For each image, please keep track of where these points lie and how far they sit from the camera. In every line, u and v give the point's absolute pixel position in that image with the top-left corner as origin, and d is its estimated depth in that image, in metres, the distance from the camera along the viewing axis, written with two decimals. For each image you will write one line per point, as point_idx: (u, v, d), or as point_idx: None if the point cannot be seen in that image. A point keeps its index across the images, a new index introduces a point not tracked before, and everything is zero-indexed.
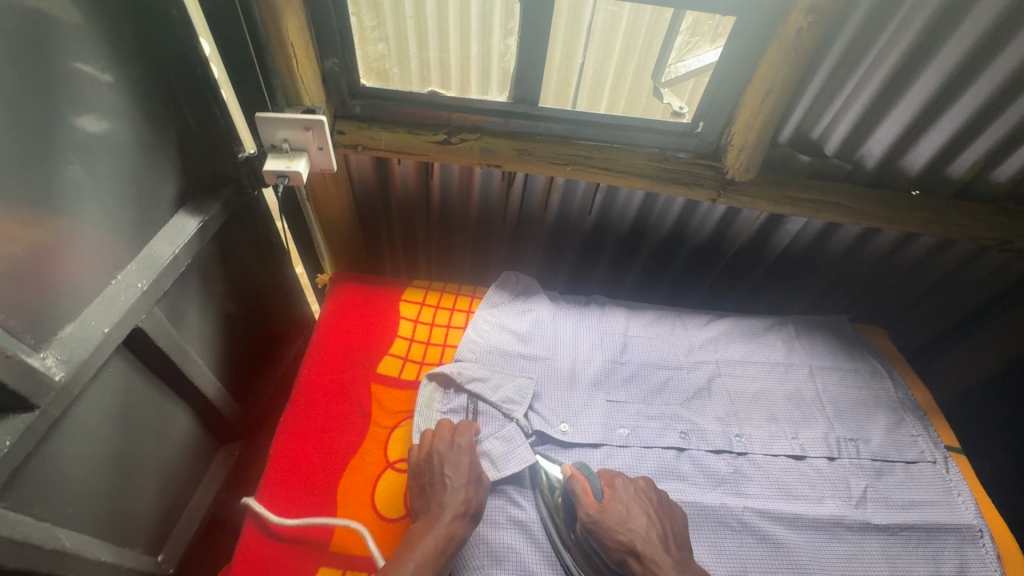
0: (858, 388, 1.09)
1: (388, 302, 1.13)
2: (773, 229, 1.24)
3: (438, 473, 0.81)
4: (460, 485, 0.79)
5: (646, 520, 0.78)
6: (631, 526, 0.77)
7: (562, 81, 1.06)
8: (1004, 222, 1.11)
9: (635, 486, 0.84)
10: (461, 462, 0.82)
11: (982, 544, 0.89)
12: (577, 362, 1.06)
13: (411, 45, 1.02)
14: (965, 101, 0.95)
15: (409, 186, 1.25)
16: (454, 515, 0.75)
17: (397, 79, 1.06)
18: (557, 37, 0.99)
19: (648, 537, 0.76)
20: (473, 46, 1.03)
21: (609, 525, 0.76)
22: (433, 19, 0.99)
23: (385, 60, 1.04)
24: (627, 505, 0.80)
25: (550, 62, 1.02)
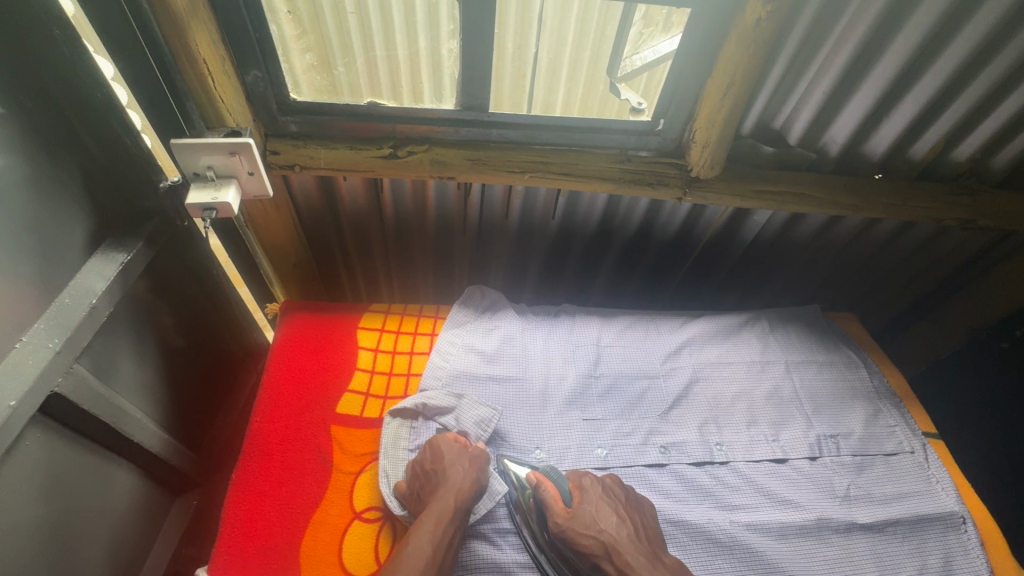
0: (835, 380, 1.08)
1: (345, 331, 1.05)
2: (740, 221, 1.21)
3: (425, 463, 0.81)
4: (444, 460, 0.80)
5: (617, 518, 0.75)
6: (602, 526, 0.73)
7: (518, 72, 0.96)
8: (966, 201, 1.11)
9: (601, 484, 0.81)
10: (438, 449, 0.82)
11: (965, 531, 0.88)
12: (549, 380, 1.00)
13: (355, 44, 0.90)
14: (927, 83, 0.93)
15: (359, 203, 1.16)
16: (446, 489, 0.75)
17: (346, 88, 0.96)
18: (504, 26, 0.89)
19: (620, 538, 0.73)
20: (417, 40, 0.90)
21: (577, 531, 0.73)
22: (377, 14, 0.86)
23: (329, 59, 0.92)
24: (596, 505, 0.76)
25: (500, 58, 0.93)
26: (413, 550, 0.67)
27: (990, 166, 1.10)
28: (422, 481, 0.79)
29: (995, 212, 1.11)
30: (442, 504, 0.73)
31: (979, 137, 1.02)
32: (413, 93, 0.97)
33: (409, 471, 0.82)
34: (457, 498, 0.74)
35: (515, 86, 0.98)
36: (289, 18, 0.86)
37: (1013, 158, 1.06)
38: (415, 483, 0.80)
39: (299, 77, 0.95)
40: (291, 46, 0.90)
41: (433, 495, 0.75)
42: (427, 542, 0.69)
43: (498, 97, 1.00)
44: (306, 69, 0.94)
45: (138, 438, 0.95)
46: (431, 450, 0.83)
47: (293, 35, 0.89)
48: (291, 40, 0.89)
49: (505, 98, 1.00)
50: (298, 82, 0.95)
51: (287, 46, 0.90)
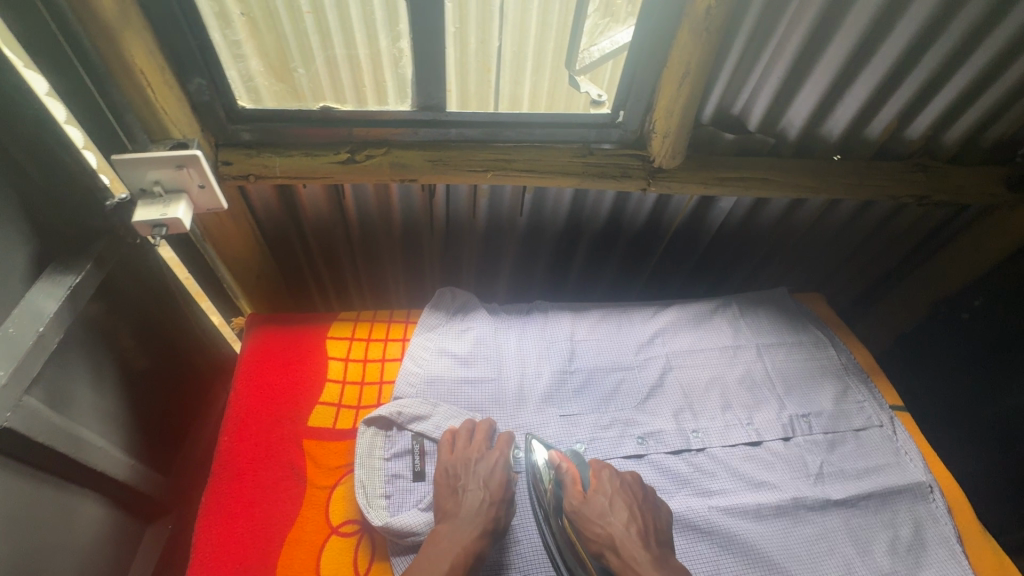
0: (805, 360, 1.10)
1: (314, 341, 1.02)
2: (706, 208, 1.21)
3: (476, 447, 0.84)
4: (495, 451, 0.84)
5: (628, 514, 0.76)
6: (610, 520, 0.76)
7: (482, 66, 0.95)
8: (920, 177, 1.13)
9: (620, 479, 0.82)
10: (493, 476, 0.81)
11: (933, 498, 0.91)
12: (525, 378, 1.00)
13: (314, 44, 0.87)
14: (877, 63, 0.94)
15: (321, 210, 1.14)
16: (494, 481, 0.80)
17: (307, 91, 0.93)
18: (463, 21, 0.87)
19: (628, 534, 0.74)
20: (375, 39, 0.87)
21: (587, 518, 0.77)
22: (333, 11, 0.83)
23: (287, 60, 0.88)
24: (609, 499, 0.78)
25: (454, 60, 0.93)
26: (448, 543, 0.72)
27: (942, 142, 1.13)
28: (464, 467, 0.82)
29: (949, 187, 1.14)
30: (485, 499, 0.77)
31: (930, 114, 1.05)
32: (376, 93, 0.95)
33: (447, 438, 0.86)
34: (490, 495, 0.78)
35: (482, 82, 0.98)
36: (243, 20, 0.83)
37: (963, 134, 1.10)
38: (459, 461, 0.83)
39: (258, 85, 0.92)
40: (247, 50, 0.86)
41: (480, 486, 0.79)
42: (465, 534, 0.73)
43: (461, 92, 0.99)
44: (264, 76, 0.91)
45: (99, 467, 0.91)
46: (484, 438, 0.86)
47: (246, 38, 0.85)
48: (245, 44, 0.86)
49: (471, 95, 1.00)
50: (256, 89, 0.92)
51: (241, 49, 0.86)
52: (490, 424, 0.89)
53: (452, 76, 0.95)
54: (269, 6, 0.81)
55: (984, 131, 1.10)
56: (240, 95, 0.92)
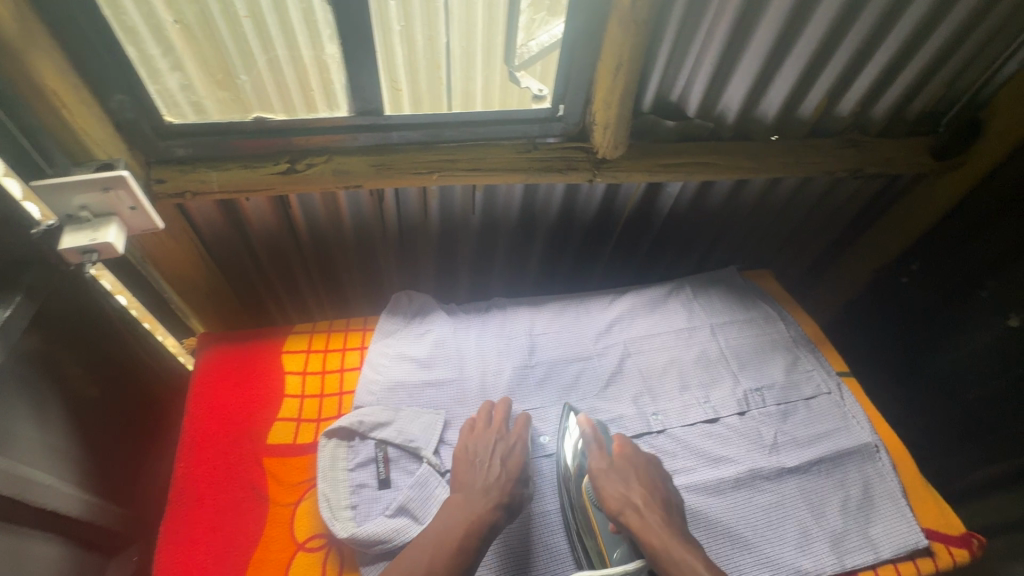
0: (757, 336, 1.13)
1: (269, 356, 1.00)
2: (655, 194, 1.24)
3: (494, 429, 0.90)
4: (512, 435, 0.90)
5: (650, 483, 0.84)
6: (632, 487, 0.83)
7: (432, 64, 0.90)
8: (852, 152, 1.18)
9: (644, 456, 0.89)
10: (513, 454, 0.87)
11: (879, 457, 0.96)
12: (486, 376, 1.01)
13: (255, 50, 0.81)
14: (803, 44, 0.98)
15: (268, 221, 1.11)
16: (510, 460, 0.86)
17: (253, 97, 0.88)
18: (408, 17, 0.83)
19: (648, 499, 0.82)
20: (314, 43, 0.83)
21: (607, 481, 0.84)
22: (273, 17, 0.78)
23: (228, 67, 0.83)
24: (632, 467, 0.86)
25: (391, 60, 0.88)
26: (463, 510, 0.78)
27: (871, 118, 1.18)
28: (481, 447, 0.87)
29: (880, 160, 1.20)
30: (500, 474, 0.83)
31: (858, 91, 1.10)
32: (325, 96, 0.91)
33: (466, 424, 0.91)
34: (507, 471, 0.84)
35: (432, 80, 0.92)
36: (177, 28, 0.77)
37: (889, 108, 1.15)
38: (478, 443, 0.88)
39: (200, 95, 0.87)
40: (184, 60, 0.81)
41: (498, 462, 0.85)
42: (480, 504, 0.78)
43: (414, 94, 0.94)
44: (205, 83, 0.85)
45: (50, 504, 0.87)
46: (502, 421, 0.91)
47: (184, 47, 0.80)
48: (183, 53, 0.80)
49: (423, 94, 0.95)
50: (199, 99, 0.88)
51: (179, 59, 0.81)
52: (506, 407, 0.94)
53: (400, 75, 0.91)
54: (202, 11, 0.76)
55: (908, 104, 1.16)
56: (184, 110, 0.89)
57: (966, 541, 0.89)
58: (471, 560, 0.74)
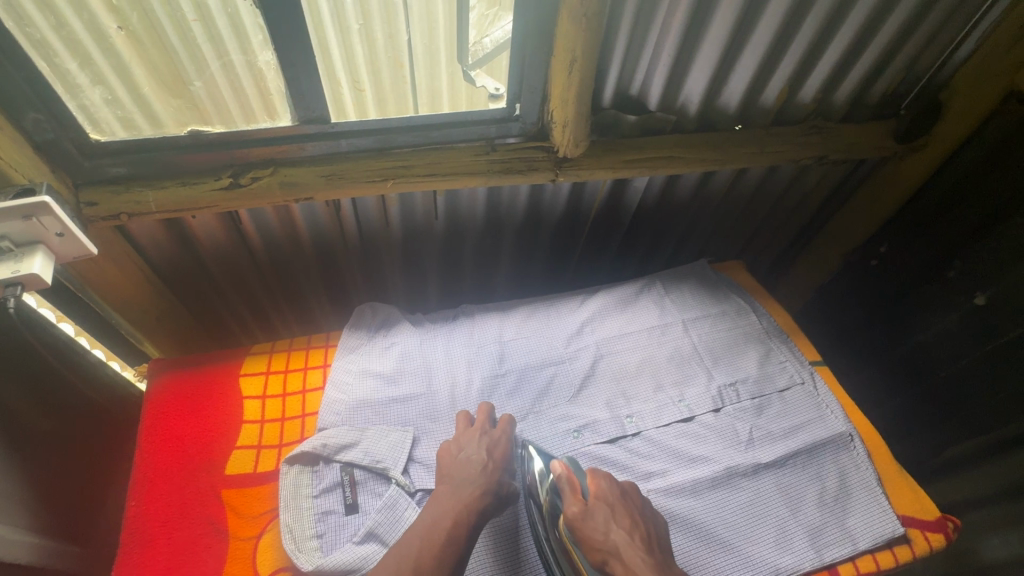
0: (729, 329, 1.12)
1: (226, 381, 0.95)
2: (622, 189, 1.21)
3: (478, 425, 0.89)
4: (497, 430, 0.89)
5: (630, 521, 0.78)
6: (613, 529, 0.77)
7: (394, 62, 0.89)
8: (816, 139, 1.17)
9: (621, 489, 0.83)
10: (496, 447, 0.87)
11: (854, 447, 0.96)
12: (455, 388, 0.97)
13: (208, 54, 0.78)
14: (760, 32, 0.96)
15: (219, 238, 1.06)
16: (496, 451, 0.85)
17: (209, 105, 0.85)
18: (368, 18, 0.82)
19: (630, 541, 0.76)
20: (261, 44, 0.79)
21: (587, 528, 0.78)
22: (223, 18, 0.75)
23: (181, 75, 0.80)
24: (610, 507, 0.79)
25: (351, 61, 0.87)
26: (451, 499, 0.78)
27: (833, 103, 1.17)
28: (462, 443, 0.86)
29: (843, 146, 1.19)
30: (487, 464, 0.83)
31: (818, 77, 1.09)
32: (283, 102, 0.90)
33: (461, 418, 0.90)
34: (492, 461, 0.84)
35: (397, 78, 0.91)
36: (122, 36, 0.74)
37: (850, 93, 1.15)
38: (463, 438, 0.87)
39: (153, 106, 0.82)
40: (134, 70, 0.77)
41: (483, 454, 0.84)
42: (467, 491, 0.79)
43: (377, 89, 0.92)
44: (158, 94, 0.81)
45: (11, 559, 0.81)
46: (486, 418, 0.90)
47: (132, 56, 0.76)
48: (132, 62, 0.76)
49: (387, 91, 0.93)
50: (153, 110, 0.83)
51: (127, 69, 0.77)
52: (490, 408, 0.92)
53: (363, 75, 0.89)
54: (148, 15, 0.73)
55: (869, 89, 1.16)
56: (139, 123, 0.84)
57: (941, 525, 0.89)
58: (461, 550, 0.73)
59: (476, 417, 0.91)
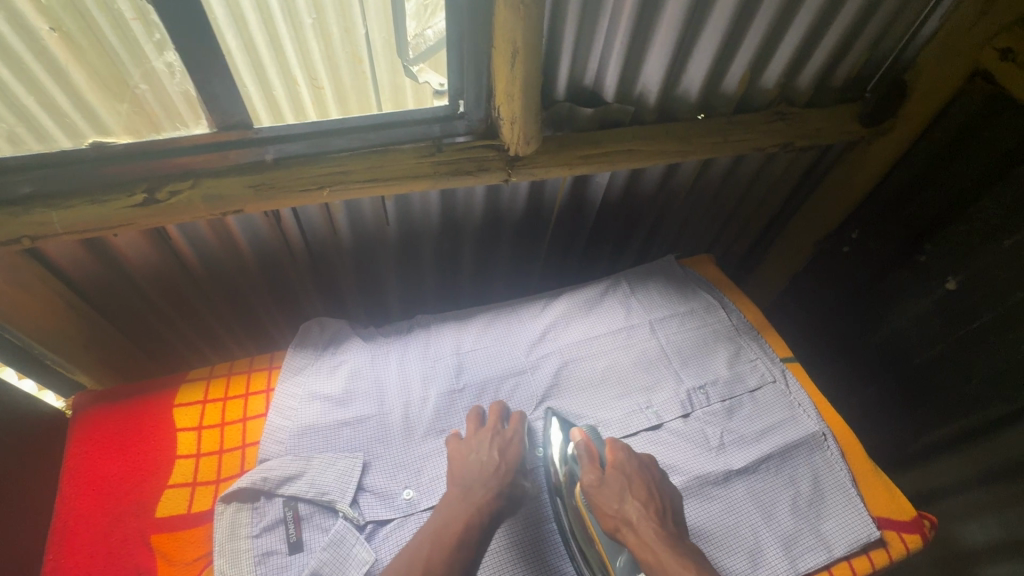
0: (698, 328, 1.07)
1: (158, 413, 0.88)
2: (583, 185, 1.16)
3: (490, 426, 0.87)
4: (509, 430, 0.88)
5: (646, 494, 0.80)
6: (627, 499, 0.80)
7: (353, 58, 0.79)
8: (780, 126, 1.13)
9: (638, 460, 0.85)
10: (510, 446, 0.85)
11: (827, 446, 0.92)
12: (410, 406, 0.91)
13: (149, 53, 0.71)
14: (716, 15, 0.90)
15: (148, 256, 0.98)
16: (509, 453, 0.84)
17: (157, 107, 0.77)
18: (319, 8, 0.72)
19: (644, 514, 0.78)
20: (163, 41, 0.71)
21: (602, 496, 0.81)
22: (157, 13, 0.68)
23: (122, 75, 0.72)
24: (626, 477, 0.82)
25: (307, 58, 0.77)
26: (461, 502, 0.77)
27: (798, 87, 1.12)
28: (472, 448, 0.84)
29: (809, 131, 1.15)
30: (498, 465, 0.82)
31: (780, 62, 1.04)
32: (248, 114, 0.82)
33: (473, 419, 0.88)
34: (504, 466, 0.82)
35: (357, 75, 0.82)
36: (55, 37, 0.66)
37: (814, 76, 1.10)
38: (475, 440, 0.85)
39: (96, 111, 0.74)
40: (71, 72, 0.69)
41: (496, 454, 0.83)
42: (479, 494, 0.78)
43: (338, 89, 0.83)
44: (102, 100, 0.74)
45: None
46: (498, 418, 0.88)
47: (68, 58, 0.68)
48: (69, 65, 0.69)
49: (349, 90, 0.84)
50: (97, 116, 0.75)
51: (65, 73, 0.69)
52: (503, 407, 0.90)
53: (321, 72, 0.80)
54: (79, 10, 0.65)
55: (833, 71, 1.11)
56: (85, 132, 0.76)
57: (918, 525, 0.86)
58: (473, 552, 0.73)
59: (488, 416, 0.89)
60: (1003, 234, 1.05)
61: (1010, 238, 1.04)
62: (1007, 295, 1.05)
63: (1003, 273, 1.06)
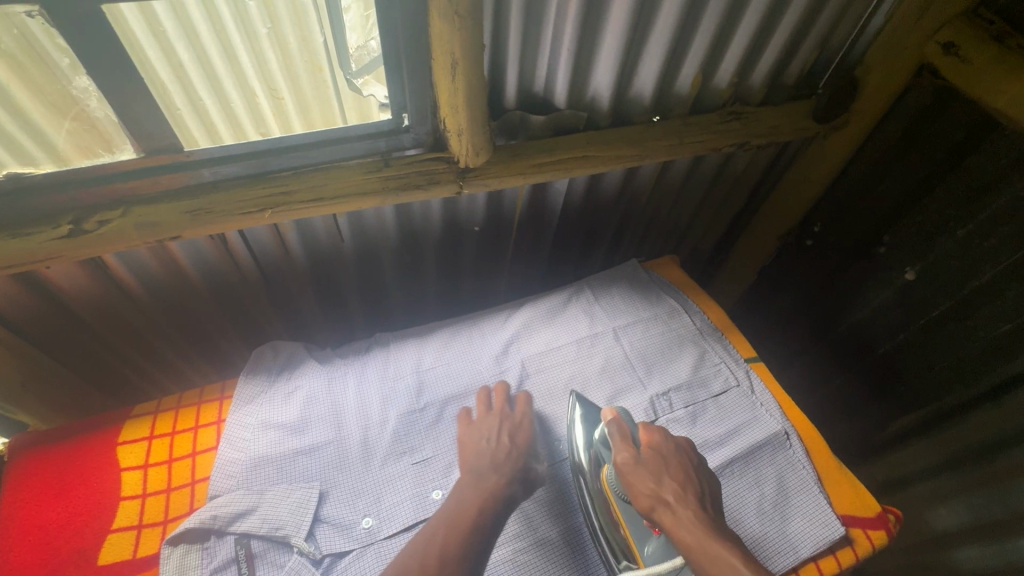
0: (662, 333, 1.06)
1: (100, 453, 0.84)
2: (542, 192, 1.14)
3: (498, 411, 0.89)
4: (517, 414, 0.90)
5: (683, 477, 0.79)
6: (663, 480, 0.79)
7: (312, 65, 0.80)
8: (735, 126, 1.12)
9: (675, 441, 0.84)
10: (519, 432, 0.87)
11: (791, 445, 0.92)
12: (368, 430, 0.89)
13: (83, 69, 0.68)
14: (660, 19, 0.90)
15: (88, 287, 0.93)
16: (519, 437, 0.86)
17: (108, 124, 0.74)
18: (275, 18, 0.73)
19: (681, 493, 0.77)
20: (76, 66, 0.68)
21: (636, 475, 0.80)
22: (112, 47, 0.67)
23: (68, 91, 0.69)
24: (664, 458, 0.81)
25: (264, 68, 0.77)
26: (476, 487, 0.77)
27: (750, 87, 1.13)
28: (480, 437, 0.85)
29: (763, 129, 1.15)
30: (509, 450, 0.84)
31: (731, 61, 1.04)
32: (206, 129, 0.80)
33: (482, 397, 0.91)
34: (516, 449, 0.84)
35: (317, 84, 0.83)
36: None
37: (765, 75, 1.10)
38: (483, 426, 0.87)
39: (44, 131, 0.71)
40: (14, 92, 0.66)
41: (506, 440, 0.85)
42: (491, 480, 0.78)
43: (298, 97, 0.83)
44: (49, 119, 0.71)
45: None
46: (505, 403, 0.90)
47: (10, 77, 0.65)
48: (11, 84, 0.65)
49: (309, 99, 0.84)
50: (47, 137, 0.72)
51: (7, 93, 0.66)
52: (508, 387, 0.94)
53: (280, 82, 0.80)
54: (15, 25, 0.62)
55: (784, 69, 1.11)
56: (37, 156, 0.73)
57: (882, 521, 0.87)
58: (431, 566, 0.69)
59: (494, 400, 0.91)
60: (955, 224, 1.07)
61: (964, 227, 1.06)
62: (963, 283, 1.07)
63: (956, 262, 1.08)
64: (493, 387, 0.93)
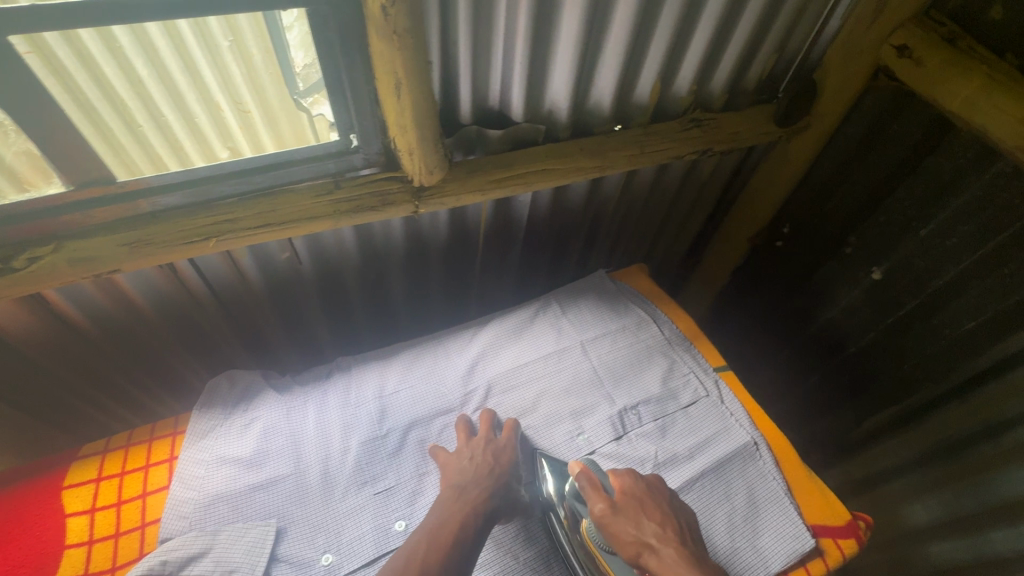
0: (630, 345, 1.05)
1: (42, 500, 0.80)
2: (506, 206, 1.12)
3: (483, 435, 0.87)
4: (501, 439, 0.88)
5: (662, 514, 0.77)
6: (643, 523, 0.76)
7: (276, 78, 0.79)
8: (697, 133, 1.11)
9: (646, 481, 0.82)
10: (503, 459, 0.85)
11: (760, 456, 0.92)
12: (329, 461, 0.86)
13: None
14: (612, 30, 0.88)
15: (30, 323, 0.89)
16: (502, 458, 0.85)
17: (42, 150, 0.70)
18: (234, 29, 0.72)
19: (664, 534, 0.75)
20: None
21: (617, 526, 0.77)
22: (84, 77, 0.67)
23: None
24: (641, 500, 0.79)
25: (227, 80, 0.76)
26: (457, 503, 0.76)
27: (711, 93, 1.12)
28: (462, 458, 0.84)
29: (724, 136, 1.14)
30: (492, 467, 0.83)
31: (689, 68, 1.03)
32: (170, 147, 0.78)
33: (461, 421, 0.90)
34: (498, 470, 0.83)
35: (282, 96, 0.81)
36: None
37: (725, 80, 1.10)
38: (467, 448, 0.86)
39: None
40: None
41: (489, 459, 0.84)
42: (473, 494, 0.78)
43: (264, 108, 0.81)
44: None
45: None
46: (489, 428, 0.89)
47: None
48: None
49: (276, 110, 0.82)
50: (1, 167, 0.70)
51: None
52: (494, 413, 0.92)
53: (244, 94, 0.79)
54: None
55: (743, 75, 1.11)
56: None
57: (852, 529, 0.86)
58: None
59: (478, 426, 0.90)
60: (917, 224, 1.07)
61: (926, 227, 1.06)
62: (927, 282, 1.08)
63: (920, 261, 1.08)
64: (482, 412, 0.92)
